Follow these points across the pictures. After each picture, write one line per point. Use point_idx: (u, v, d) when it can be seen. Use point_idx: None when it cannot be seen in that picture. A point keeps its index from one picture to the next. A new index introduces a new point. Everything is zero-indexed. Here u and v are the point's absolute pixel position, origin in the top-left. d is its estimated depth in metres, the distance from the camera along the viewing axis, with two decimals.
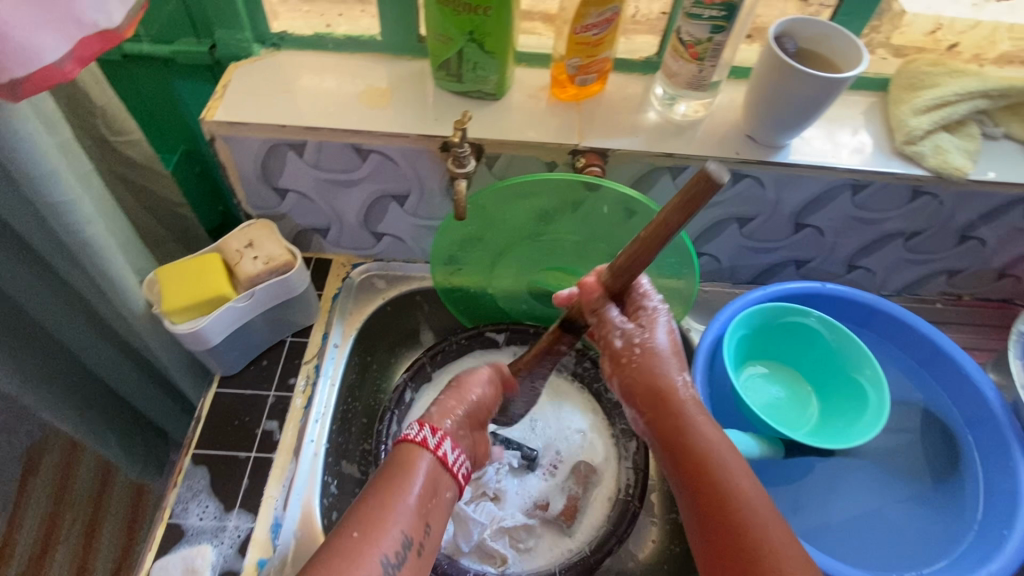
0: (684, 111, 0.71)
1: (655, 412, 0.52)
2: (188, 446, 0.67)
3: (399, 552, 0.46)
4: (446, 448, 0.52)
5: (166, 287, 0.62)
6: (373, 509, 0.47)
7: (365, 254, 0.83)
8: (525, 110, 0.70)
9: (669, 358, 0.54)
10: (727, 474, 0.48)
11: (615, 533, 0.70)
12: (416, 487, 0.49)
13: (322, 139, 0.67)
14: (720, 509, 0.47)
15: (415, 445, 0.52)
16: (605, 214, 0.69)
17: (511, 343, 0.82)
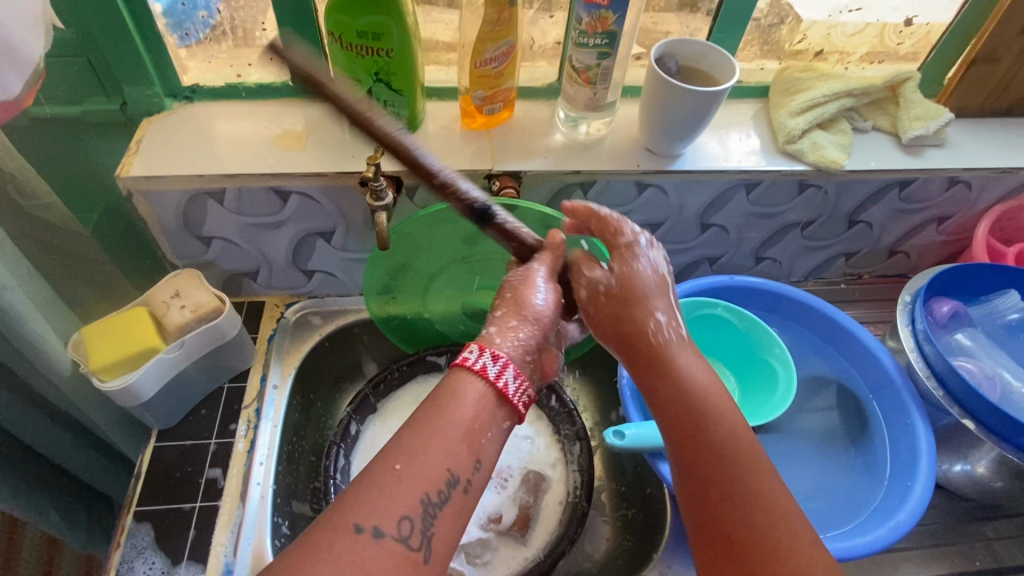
0: (587, 130, 0.76)
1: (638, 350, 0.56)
2: (128, 504, 0.66)
3: (443, 489, 0.44)
4: (506, 376, 0.50)
5: (92, 346, 0.62)
6: (418, 444, 0.45)
7: (298, 293, 0.84)
8: (439, 141, 0.74)
9: (643, 297, 0.57)
10: (710, 423, 0.50)
11: (566, 534, 0.71)
12: (467, 421, 0.47)
13: (241, 185, 0.68)
14: (704, 456, 0.49)
15: (472, 374, 0.49)
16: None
17: (453, 364, 0.85)
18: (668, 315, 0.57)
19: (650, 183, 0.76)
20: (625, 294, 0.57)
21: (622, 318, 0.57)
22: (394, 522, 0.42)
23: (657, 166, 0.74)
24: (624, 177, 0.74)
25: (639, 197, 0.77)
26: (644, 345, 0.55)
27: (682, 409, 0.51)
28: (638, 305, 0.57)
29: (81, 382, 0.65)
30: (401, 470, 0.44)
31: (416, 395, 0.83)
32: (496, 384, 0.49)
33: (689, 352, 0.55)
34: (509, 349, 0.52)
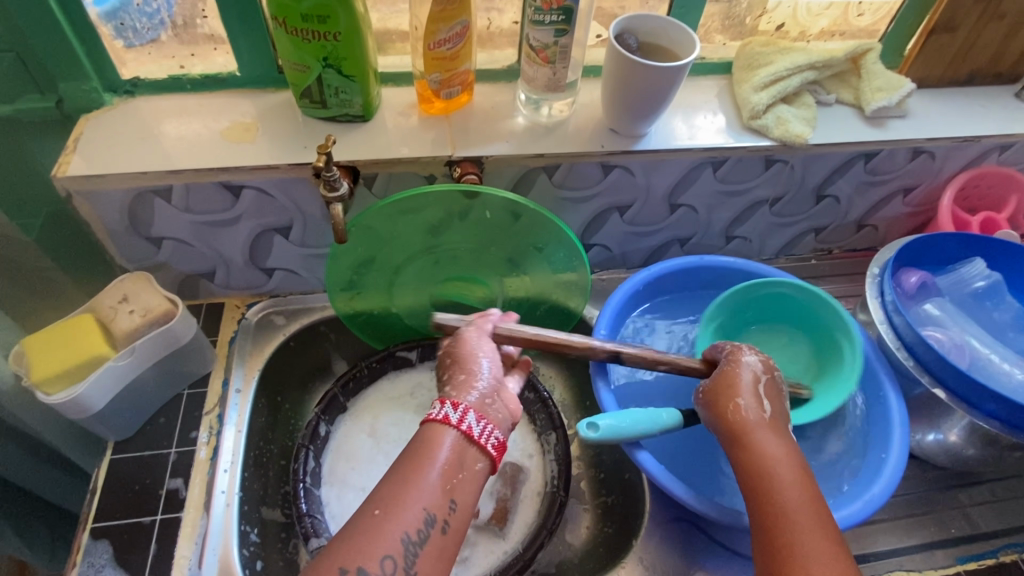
0: (549, 112, 0.74)
1: (727, 435, 0.56)
2: (85, 521, 0.63)
3: (423, 528, 0.48)
4: (469, 421, 0.53)
5: (34, 357, 0.59)
6: (396, 489, 0.49)
7: (259, 293, 0.81)
8: (396, 128, 0.71)
9: (739, 389, 0.57)
10: (780, 497, 0.51)
11: (545, 526, 0.70)
12: (439, 466, 0.51)
13: (189, 182, 0.65)
14: (772, 527, 0.50)
15: (441, 425, 0.53)
16: (493, 220, 0.72)
17: (424, 359, 0.84)
18: (755, 402, 0.57)
19: (616, 165, 0.74)
20: (718, 387, 0.58)
21: (717, 406, 0.58)
22: (376, 563, 0.46)
23: (622, 146, 0.73)
24: (588, 159, 0.73)
25: (605, 179, 0.75)
26: (729, 428, 0.56)
27: (759, 481, 0.53)
28: (731, 394, 0.57)
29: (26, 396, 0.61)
30: (381, 515, 0.48)
31: (387, 392, 0.82)
32: (460, 429, 0.52)
33: (773, 434, 0.55)
34: (471, 397, 0.56)
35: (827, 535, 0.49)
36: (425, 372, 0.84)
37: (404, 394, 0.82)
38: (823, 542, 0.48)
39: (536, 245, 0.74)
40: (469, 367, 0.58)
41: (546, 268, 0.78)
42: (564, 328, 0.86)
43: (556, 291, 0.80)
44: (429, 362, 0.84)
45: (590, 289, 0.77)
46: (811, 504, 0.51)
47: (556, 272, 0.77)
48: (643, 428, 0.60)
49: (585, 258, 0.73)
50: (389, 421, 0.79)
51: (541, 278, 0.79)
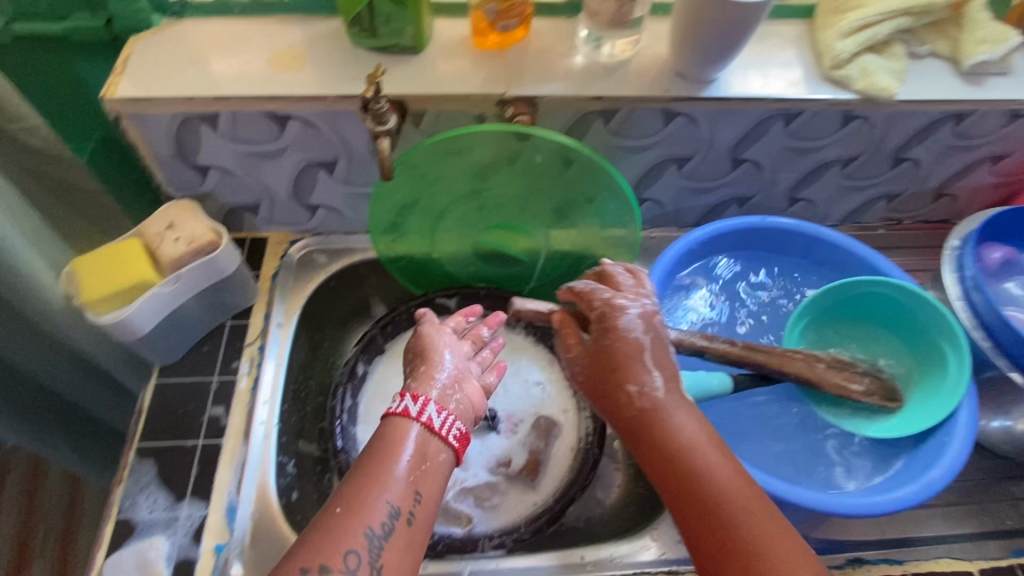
0: (610, 52, 0.69)
1: (625, 415, 0.54)
2: (131, 440, 0.64)
3: (385, 520, 0.47)
4: (430, 413, 0.54)
5: (84, 278, 0.59)
6: (359, 486, 0.49)
7: (302, 230, 0.80)
8: (447, 63, 0.67)
9: (630, 360, 0.54)
10: (706, 480, 0.48)
11: (576, 481, 0.70)
12: (404, 458, 0.51)
13: (235, 109, 0.63)
14: (705, 514, 0.47)
15: (402, 418, 0.53)
16: (543, 166, 0.68)
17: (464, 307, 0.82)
18: (645, 379, 0.53)
19: (678, 113, 0.69)
20: (607, 360, 0.55)
21: (609, 378, 0.54)
22: (340, 557, 0.45)
23: (687, 93, 0.67)
24: (650, 105, 0.68)
25: (665, 128, 0.71)
26: (633, 413, 0.53)
27: (674, 467, 0.50)
28: (628, 368, 0.54)
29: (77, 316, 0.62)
30: (341, 513, 0.47)
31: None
32: (421, 422, 0.53)
33: (684, 412, 0.52)
34: (432, 390, 0.57)
35: (762, 510, 0.47)
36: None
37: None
38: (761, 519, 0.46)
39: (584, 197, 0.71)
40: (431, 365, 0.59)
41: (595, 221, 0.74)
42: None
43: (602, 247, 0.77)
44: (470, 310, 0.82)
45: (639, 247, 0.74)
46: (742, 483, 0.48)
47: (605, 227, 0.74)
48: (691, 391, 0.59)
49: (637, 214, 0.69)
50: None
51: (588, 232, 0.76)
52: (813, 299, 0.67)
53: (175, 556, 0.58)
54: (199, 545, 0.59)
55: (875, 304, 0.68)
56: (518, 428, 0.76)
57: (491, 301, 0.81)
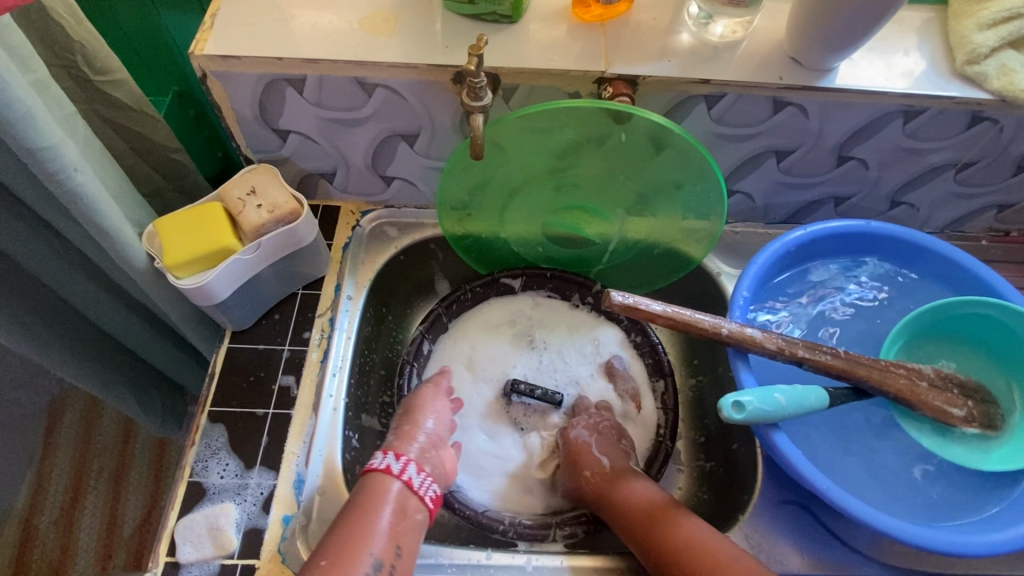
0: (720, 32, 0.64)
1: (592, 491, 0.65)
2: (203, 403, 0.64)
3: (370, 572, 0.51)
4: (410, 472, 0.58)
5: (168, 240, 0.58)
6: (345, 538, 0.52)
7: (374, 201, 0.78)
8: (543, 35, 0.63)
9: (588, 446, 0.67)
10: (668, 532, 0.57)
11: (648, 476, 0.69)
12: (386, 515, 0.54)
13: (323, 73, 0.61)
14: (675, 560, 0.56)
15: (383, 475, 0.58)
16: (626, 147, 0.61)
17: (528, 288, 0.80)
18: (594, 460, 0.66)
19: (790, 102, 0.64)
20: (581, 464, 0.66)
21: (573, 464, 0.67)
22: None
23: (802, 82, 0.62)
24: (759, 92, 0.63)
25: (772, 118, 0.65)
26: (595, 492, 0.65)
27: (644, 528, 0.59)
28: (586, 454, 0.67)
29: (157, 276, 0.62)
30: (326, 566, 0.50)
31: (488, 316, 0.79)
32: (403, 480, 0.57)
33: (638, 482, 0.64)
34: (412, 450, 0.61)
35: (727, 545, 0.55)
36: (531, 299, 0.80)
37: (506, 321, 0.79)
38: (723, 554, 0.54)
39: (672, 182, 0.64)
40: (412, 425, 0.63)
41: (676, 211, 0.68)
42: (682, 269, 0.75)
43: (680, 237, 0.70)
44: (534, 293, 0.80)
45: (719, 237, 0.67)
46: (697, 531, 0.57)
47: (686, 216, 0.68)
48: (789, 407, 0.54)
49: (726, 202, 0.63)
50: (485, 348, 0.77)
51: (668, 221, 0.69)
52: (906, 319, 0.61)
53: (244, 523, 0.58)
54: (268, 515, 0.59)
55: (981, 324, 0.61)
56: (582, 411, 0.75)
57: (556, 283, 0.79)
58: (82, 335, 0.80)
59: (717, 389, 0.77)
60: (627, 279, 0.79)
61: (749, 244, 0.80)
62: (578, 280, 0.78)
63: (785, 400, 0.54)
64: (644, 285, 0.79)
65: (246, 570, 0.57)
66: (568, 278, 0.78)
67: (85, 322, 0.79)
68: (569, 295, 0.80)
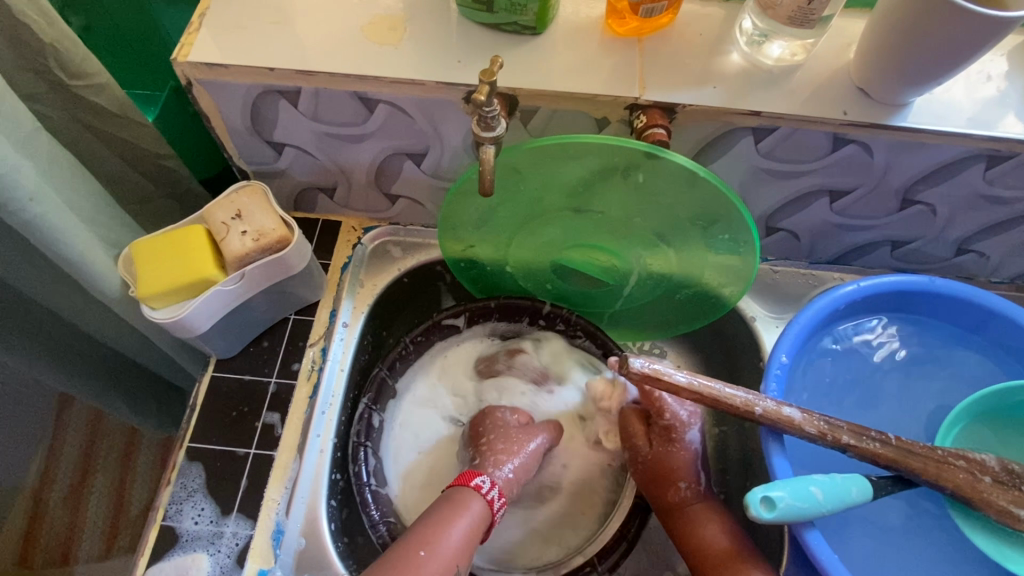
0: (778, 53, 0.55)
1: (665, 502, 0.60)
2: (182, 438, 0.60)
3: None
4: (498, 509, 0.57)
5: (143, 268, 0.53)
6: (428, 528, 0.53)
7: (379, 217, 0.72)
8: (571, 49, 0.55)
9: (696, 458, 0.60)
10: None
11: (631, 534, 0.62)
12: (463, 527, 0.54)
13: (319, 86, 0.54)
14: None
15: (471, 492, 0.56)
16: (644, 187, 0.53)
17: (473, 325, 0.71)
18: (695, 478, 0.60)
19: (852, 140, 0.55)
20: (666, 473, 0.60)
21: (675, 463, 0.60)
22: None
23: (871, 118, 0.53)
24: (818, 127, 0.54)
25: (830, 155, 0.57)
26: (669, 503, 0.60)
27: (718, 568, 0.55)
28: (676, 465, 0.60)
29: (134, 303, 0.57)
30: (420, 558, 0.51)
31: (424, 381, 0.69)
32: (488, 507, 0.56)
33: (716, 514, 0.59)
34: (504, 472, 0.59)
35: None
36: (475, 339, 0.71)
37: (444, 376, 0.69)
38: None
39: (698, 222, 0.54)
40: (513, 449, 0.61)
41: (700, 248, 0.58)
42: (711, 315, 0.67)
43: (708, 275, 0.61)
44: (479, 330, 0.71)
45: (754, 278, 0.58)
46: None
47: (710, 251, 0.58)
48: (828, 504, 0.46)
49: (758, 240, 0.53)
50: (423, 419, 0.67)
51: (691, 257, 0.59)
52: (972, 398, 0.54)
53: None
54: (242, 568, 0.55)
55: None
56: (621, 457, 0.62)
57: (503, 312, 0.70)
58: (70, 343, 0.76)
59: (741, 445, 0.70)
60: (647, 318, 0.71)
61: (789, 285, 0.72)
62: (527, 304, 0.70)
63: (824, 495, 0.46)
64: (666, 325, 0.70)
65: None
66: (513, 301, 0.70)
67: (73, 330, 0.75)
68: (518, 319, 0.71)
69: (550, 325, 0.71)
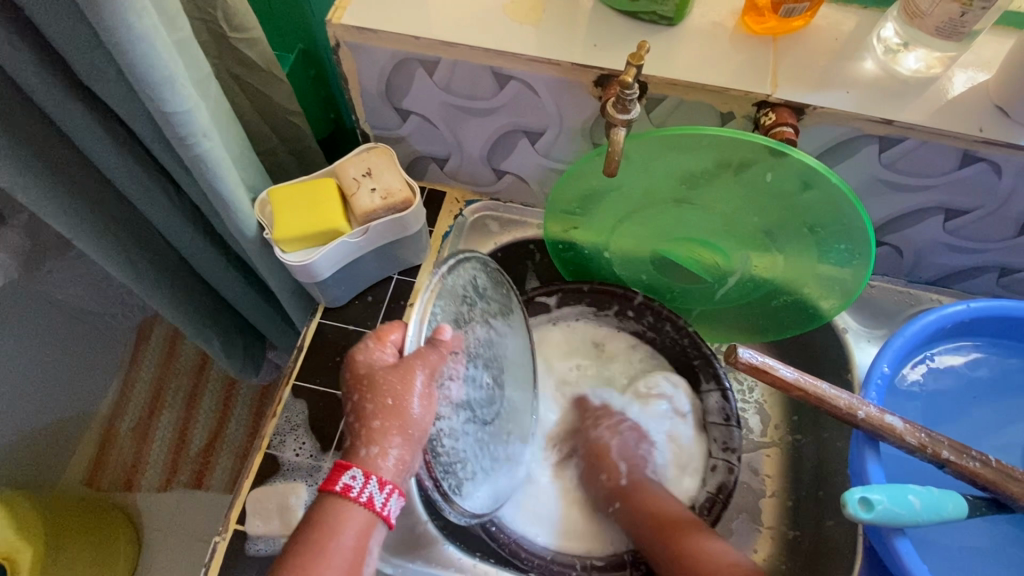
0: (913, 64, 0.55)
1: (670, 548, 0.57)
2: (288, 376, 0.64)
3: None
4: (372, 493, 0.47)
5: (279, 212, 0.57)
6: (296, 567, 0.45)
7: (482, 191, 0.75)
8: (705, 43, 0.56)
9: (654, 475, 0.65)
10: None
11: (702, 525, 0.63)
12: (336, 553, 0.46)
13: (458, 58, 0.57)
14: None
15: (341, 499, 0.47)
16: (766, 186, 0.53)
17: (564, 305, 0.72)
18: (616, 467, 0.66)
19: (982, 158, 0.54)
20: (661, 520, 0.59)
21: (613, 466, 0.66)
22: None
23: (1007, 137, 0.52)
24: (949, 142, 0.54)
25: (955, 171, 0.56)
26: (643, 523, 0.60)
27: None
28: (655, 504, 0.62)
29: (262, 245, 0.61)
30: None
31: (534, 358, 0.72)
32: (364, 506, 0.47)
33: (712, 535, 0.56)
34: (388, 457, 0.48)
35: None
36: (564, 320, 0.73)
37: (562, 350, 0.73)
38: None
39: (814, 229, 0.55)
40: (392, 410, 0.48)
41: (812, 256, 0.58)
42: (801, 328, 0.67)
43: (810, 285, 0.61)
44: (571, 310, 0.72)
45: (857, 296, 0.59)
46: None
47: (820, 261, 0.58)
48: (925, 515, 0.46)
49: (875, 255, 0.54)
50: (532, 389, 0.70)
51: (801, 264, 0.59)
52: None
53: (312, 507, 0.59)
54: None
55: None
56: (456, 393, 0.54)
57: (595, 297, 0.71)
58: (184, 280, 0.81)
59: (818, 456, 0.70)
60: (735, 320, 0.71)
61: (884, 302, 0.71)
62: (620, 292, 0.70)
63: (921, 504, 0.46)
64: (755, 330, 0.71)
65: None
66: (608, 290, 0.70)
67: (185, 267, 0.81)
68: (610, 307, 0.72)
69: (640, 316, 0.71)
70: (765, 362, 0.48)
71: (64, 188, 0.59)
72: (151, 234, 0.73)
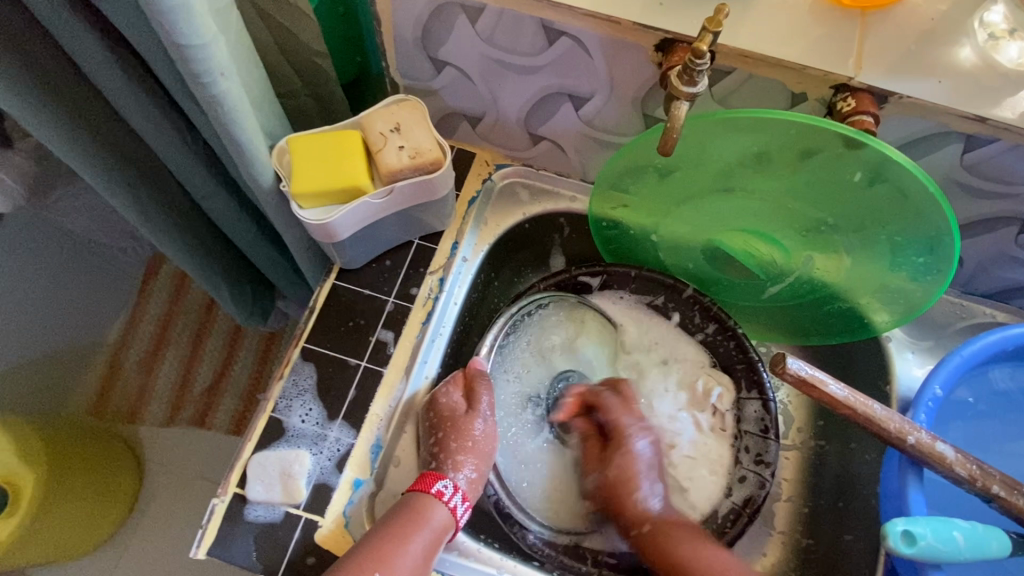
0: (1014, 56, 0.49)
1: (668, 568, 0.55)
2: (298, 337, 0.61)
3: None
4: (457, 501, 0.55)
5: (299, 165, 0.53)
6: (380, 544, 0.51)
7: (514, 155, 0.70)
8: (784, 10, 0.50)
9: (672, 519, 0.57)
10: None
11: (724, 530, 0.61)
12: (421, 540, 0.52)
13: (507, 6, 0.51)
14: None
15: (432, 499, 0.54)
16: (848, 186, 0.48)
17: (605, 288, 0.68)
18: (649, 489, 0.59)
19: None
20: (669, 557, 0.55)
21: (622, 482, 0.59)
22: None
23: None
24: None
25: None
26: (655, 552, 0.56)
27: None
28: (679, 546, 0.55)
29: (278, 198, 0.57)
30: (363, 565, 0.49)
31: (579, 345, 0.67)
32: (449, 508, 0.54)
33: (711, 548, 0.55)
34: (464, 475, 0.56)
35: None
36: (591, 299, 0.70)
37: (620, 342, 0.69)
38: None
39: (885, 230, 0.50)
40: (465, 446, 0.57)
41: (876, 262, 0.54)
42: (850, 337, 0.63)
43: (869, 293, 0.57)
44: (610, 294, 0.68)
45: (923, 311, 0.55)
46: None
47: (890, 270, 0.53)
48: (968, 552, 0.43)
49: (955, 269, 0.49)
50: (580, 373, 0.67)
51: (864, 267, 0.55)
52: None
53: (316, 476, 0.56)
54: (340, 474, 0.57)
55: None
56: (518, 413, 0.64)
57: (640, 285, 0.67)
58: (193, 220, 0.77)
59: (840, 467, 0.67)
60: (773, 319, 0.67)
61: (932, 312, 0.67)
62: (665, 282, 0.66)
63: (966, 542, 0.43)
64: (795, 330, 0.67)
65: (308, 525, 0.55)
66: (645, 278, 0.66)
67: (195, 208, 0.76)
68: (650, 295, 0.67)
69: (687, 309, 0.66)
70: (821, 378, 0.44)
71: (68, 115, 0.54)
72: (160, 170, 0.69)
